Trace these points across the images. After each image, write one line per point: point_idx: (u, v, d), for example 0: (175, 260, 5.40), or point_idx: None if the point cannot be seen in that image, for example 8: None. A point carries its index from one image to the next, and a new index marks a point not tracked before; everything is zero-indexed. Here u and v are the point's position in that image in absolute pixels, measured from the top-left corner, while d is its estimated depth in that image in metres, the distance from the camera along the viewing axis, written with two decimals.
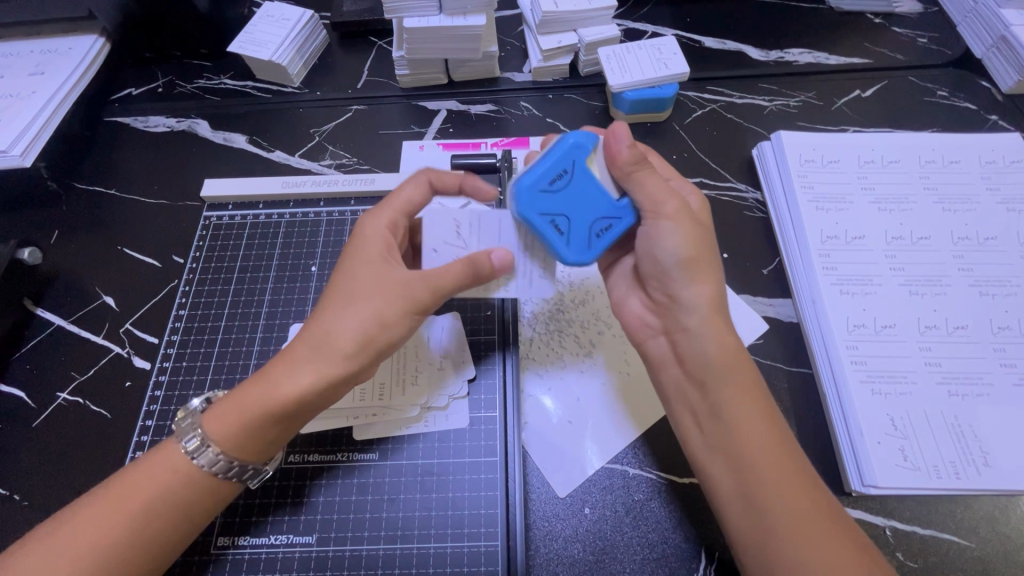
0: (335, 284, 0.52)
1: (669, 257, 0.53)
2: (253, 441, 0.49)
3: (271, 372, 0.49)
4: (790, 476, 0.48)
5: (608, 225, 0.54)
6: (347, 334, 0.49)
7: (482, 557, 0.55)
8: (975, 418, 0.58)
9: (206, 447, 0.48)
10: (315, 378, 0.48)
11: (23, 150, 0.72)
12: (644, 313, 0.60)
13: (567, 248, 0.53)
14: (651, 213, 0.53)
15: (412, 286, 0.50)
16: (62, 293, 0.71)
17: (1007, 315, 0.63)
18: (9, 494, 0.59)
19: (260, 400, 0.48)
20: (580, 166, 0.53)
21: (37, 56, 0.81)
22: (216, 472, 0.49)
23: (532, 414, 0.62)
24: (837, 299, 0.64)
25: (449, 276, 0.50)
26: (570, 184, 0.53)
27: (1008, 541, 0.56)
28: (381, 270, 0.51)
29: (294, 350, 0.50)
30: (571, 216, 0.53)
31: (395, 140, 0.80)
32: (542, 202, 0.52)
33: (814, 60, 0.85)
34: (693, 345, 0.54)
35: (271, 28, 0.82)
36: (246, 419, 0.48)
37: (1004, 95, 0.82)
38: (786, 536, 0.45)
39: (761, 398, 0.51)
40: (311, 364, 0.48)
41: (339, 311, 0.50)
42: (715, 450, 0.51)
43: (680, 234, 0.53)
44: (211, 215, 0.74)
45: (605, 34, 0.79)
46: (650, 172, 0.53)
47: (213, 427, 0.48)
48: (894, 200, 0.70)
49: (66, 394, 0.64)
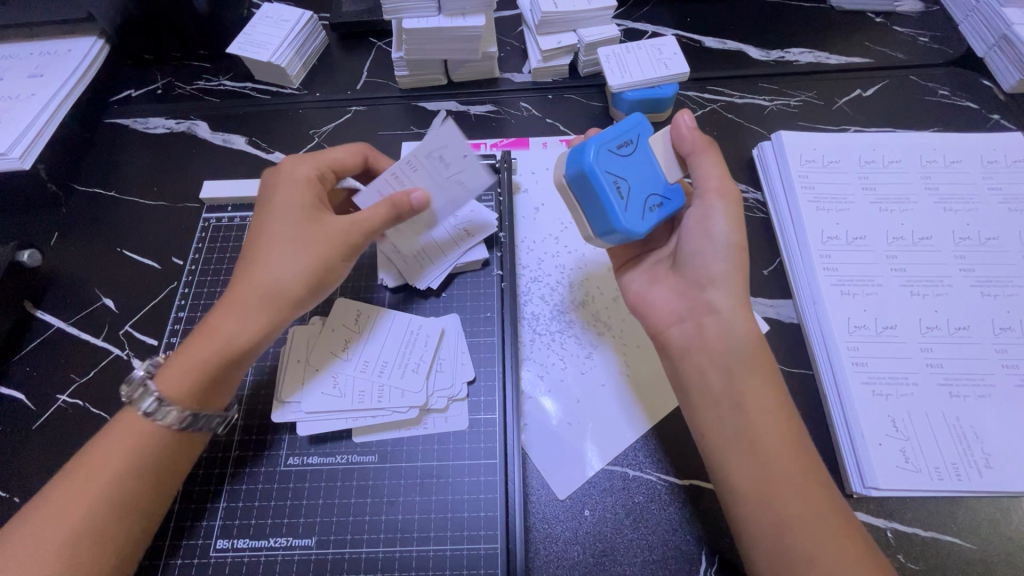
0: (274, 242, 0.56)
1: (718, 236, 0.55)
2: (209, 389, 0.54)
3: (214, 322, 0.54)
4: (805, 465, 0.48)
5: (659, 202, 0.55)
6: (284, 280, 0.55)
7: (481, 560, 0.55)
8: (976, 419, 0.58)
9: (167, 407, 0.52)
10: (264, 326, 0.55)
11: (22, 153, 0.72)
12: (672, 299, 0.59)
13: (624, 212, 0.52)
14: (711, 190, 0.56)
15: (341, 235, 0.57)
16: (63, 295, 0.71)
17: (1010, 316, 0.63)
18: (9, 497, 0.59)
19: (207, 347, 0.53)
20: (643, 142, 0.56)
21: (37, 58, 0.81)
22: (176, 425, 0.52)
23: (533, 415, 0.62)
24: (837, 300, 0.64)
25: (377, 220, 0.57)
26: (632, 155, 0.55)
27: (1010, 543, 0.55)
28: (309, 220, 0.57)
29: (236, 305, 0.54)
30: (629, 185, 0.54)
31: (395, 141, 0.80)
32: (609, 161, 0.52)
33: (815, 59, 0.85)
34: (723, 328, 0.54)
35: (270, 29, 0.82)
36: (197, 366, 0.53)
37: (1006, 94, 0.82)
38: (799, 525, 0.46)
39: (779, 387, 0.52)
40: (260, 315, 0.54)
41: (276, 265, 0.55)
42: (732, 439, 0.50)
43: (732, 216, 0.55)
44: (210, 216, 0.74)
45: (605, 35, 0.78)
46: (720, 154, 0.56)
47: (168, 382, 0.52)
48: (895, 200, 0.70)
49: (66, 397, 0.64)
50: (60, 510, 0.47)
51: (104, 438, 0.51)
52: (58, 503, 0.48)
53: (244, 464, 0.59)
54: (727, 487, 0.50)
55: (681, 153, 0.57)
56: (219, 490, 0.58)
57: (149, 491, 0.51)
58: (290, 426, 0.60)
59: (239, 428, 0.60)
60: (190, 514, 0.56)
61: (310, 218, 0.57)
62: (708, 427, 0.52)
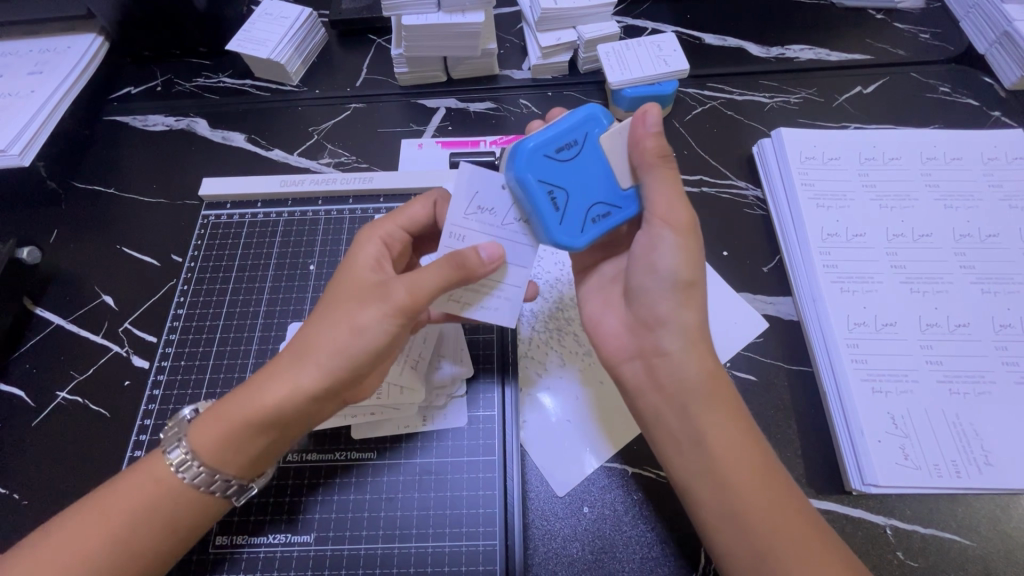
0: (330, 295, 0.52)
1: (665, 272, 0.52)
2: (235, 453, 0.49)
3: (254, 383, 0.49)
4: (777, 499, 0.47)
5: (605, 212, 0.52)
6: (324, 339, 0.49)
7: (480, 556, 0.55)
8: (976, 417, 0.58)
9: (192, 463, 0.48)
10: (293, 390, 0.48)
11: (22, 150, 0.72)
12: (622, 332, 0.57)
13: (559, 226, 0.50)
14: (656, 218, 0.51)
15: (392, 288, 0.49)
16: (62, 292, 0.71)
17: (1009, 313, 0.63)
18: (8, 493, 0.59)
19: (241, 409, 0.48)
20: (591, 140, 0.51)
21: (36, 55, 0.81)
22: (201, 488, 0.49)
23: (532, 413, 0.62)
24: (836, 297, 0.64)
25: (431, 273, 0.48)
26: (575, 157, 0.51)
27: (1010, 539, 0.55)
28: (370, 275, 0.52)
29: (279, 364, 0.49)
30: (569, 191, 0.50)
31: (394, 138, 0.80)
32: (544, 169, 0.49)
33: (815, 56, 0.85)
34: (674, 370, 0.52)
35: (270, 25, 0.81)
36: (228, 429, 0.48)
37: (1007, 91, 0.81)
38: (770, 564, 0.45)
39: (742, 418, 0.50)
40: (291, 374, 0.48)
41: (323, 318, 0.50)
42: (697, 478, 0.49)
43: (681, 251, 0.51)
44: (209, 214, 0.74)
45: (605, 31, 0.78)
46: (671, 174, 0.51)
47: (199, 440, 0.48)
48: (895, 197, 0.70)
49: (66, 394, 0.64)
50: (65, 549, 0.46)
51: (128, 477, 0.49)
52: (72, 536, 0.46)
53: None
54: (700, 521, 0.49)
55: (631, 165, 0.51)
56: None
57: (154, 550, 0.48)
58: None
59: None
60: None
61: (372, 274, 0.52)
62: (672, 463, 0.52)
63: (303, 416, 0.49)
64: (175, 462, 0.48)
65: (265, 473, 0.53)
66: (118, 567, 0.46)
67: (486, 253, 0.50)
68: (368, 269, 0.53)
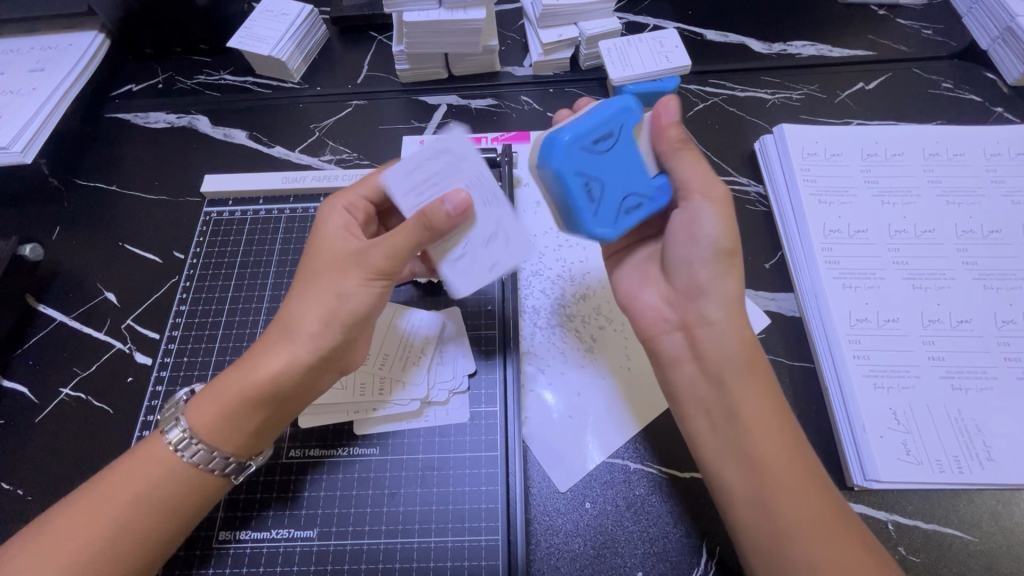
0: (311, 271, 0.52)
1: (707, 242, 0.52)
2: (235, 428, 0.49)
3: (246, 360, 0.50)
4: (803, 475, 0.47)
5: (638, 202, 0.53)
6: (311, 311, 0.50)
7: (482, 551, 0.55)
8: (978, 412, 0.58)
9: (191, 441, 0.49)
10: (289, 361, 0.49)
11: (23, 147, 0.72)
12: (660, 306, 0.57)
13: (595, 218, 0.51)
14: (693, 194, 0.52)
15: (371, 256, 0.50)
16: (64, 289, 0.71)
17: (1012, 309, 0.63)
18: (12, 488, 0.59)
19: (236, 385, 0.49)
20: (626, 131, 0.51)
21: (37, 53, 0.81)
22: (200, 465, 0.49)
23: (534, 407, 0.62)
24: (839, 292, 0.64)
25: (406, 235, 0.49)
26: (612, 147, 0.51)
27: (1012, 535, 0.55)
28: (343, 247, 0.53)
29: (269, 341, 0.50)
30: (605, 183, 0.51)
31: (395, 135, 0.80)
32: (581, 159, 0.49)
33: (817, 52, 0.84)
34: (716, 340, 0.52)
35: (271, 22, 0.81)
36: (226, 405, 0.49)
37: (1010, 87, 0.81)
38: (795, 535, 0.45)
39: (775, 393, 0.50)
40: (285, 347, 0.49)
41: (307, 292, 0.51)
42: (726, 449, 0.49)
43: (721, 220, 0.52)
44: (211, 210, 0.74)
45: (606, 28, 0.78)
46: (697, 152, 0.53)
47: (196, 419, 0.49)
48: (897, 193, 0.70)
49: (68, 390, 0.65)
50: (68, 532, 0.46)
51: (129, 460, 0.49)
52: (76, 522, 0.46)
53: None
54: (723, 495, 0.49)
55: (661, 150, 0.53)
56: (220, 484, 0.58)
57: (156, 529, 0.48)
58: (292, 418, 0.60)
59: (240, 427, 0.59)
60: None
61: (346, 245, 0.53)
62: (701, 435, 0.52)
63: (297, 388, 0.50)
64: (172, 441, 0.49)
65: (264, 451, 0.53)
66: (119, 549, 0.46)
67: (452, 202, 0.49)
68: (342, 240, 0.53)
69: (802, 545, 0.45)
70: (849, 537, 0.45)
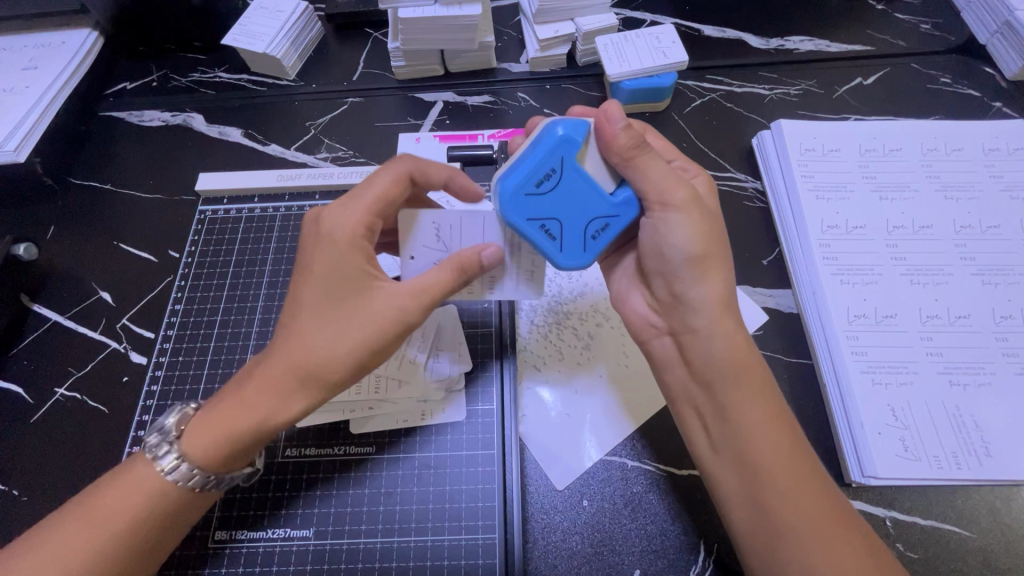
0: (315, 293, 0.48)
1: (677, 252, 0.51)
2: (232, 455, 0.48)
3: (254, 398, 0.47)
4: (799, 481, 0.47)
5: (603, 224, 0.51)
6: (333, 358, 0.47)
7: (480, 550, 0.55)
8: (976, 408, 0.58)
9: (194, 474, 0.48)
10: (301, 405, 0.47)
11: (17, 146, 0.71)
12: (647, 312, 0.58)
13: (561, 253, 0.51)
14: (656, 203, 0.51)
15: (403, 307, 0.48)
16: (59, 288, 0.71)
17: (1010, 304, 0.63)
18: (8, 489, 0.59)
19: (247, 428, 0.47)
20: (569, 161, 0.49)
21: (30, 51, 0.81)
22: (203, 487, 0.49)
23: (531, 405, 0.62)
24: (836, 289, 0.64)
25: (442, 289, 0.49)
26: (560, 183, 0.49)
27: (1008, 530, 0.55)
28: (373, 284, 0.48)
29: (277, 377, 0.47)
30: (563, 218, 0.50)
31: (391, 133, 0.80)
32: (531, 207, 0.49)
33: (815, 47, 0.84)
34: (703, 347, 0.51)
35: (266, 19, 0.81)
36: (234, 446, 0.47)
37: (1008, 82, 0.81)
38: (790, 542, 0.45)
39: (772, 398, 0.50)
40: (299, 391, 0.47)
41: (328, 330, 0.47)
42: (720, 452, 0.50)
43: (690, 226, 0.50)
44: (206, 209, 0.74)
45: (603, 24, 0.78)
46: (650, 158, 0.50)
47: (201, 457, 0.47)
48: (895, 188, 0.70)
49: (64, 390, 0.64)
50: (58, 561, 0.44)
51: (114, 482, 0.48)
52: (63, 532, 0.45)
53: None
54: (720, 499, 0.50)
55: (612, 164, 0.50)
56: None
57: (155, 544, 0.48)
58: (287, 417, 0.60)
59: None
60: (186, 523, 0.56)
61: (377, 285, 0.49)
62: (697, 437, 0.52)
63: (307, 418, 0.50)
64: (167, 473, 0.47)
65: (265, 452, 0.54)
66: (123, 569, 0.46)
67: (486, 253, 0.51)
68: (367, 270, 0.49)
69: (799, 554, 0.45)
70: (848, 540, 0.45)
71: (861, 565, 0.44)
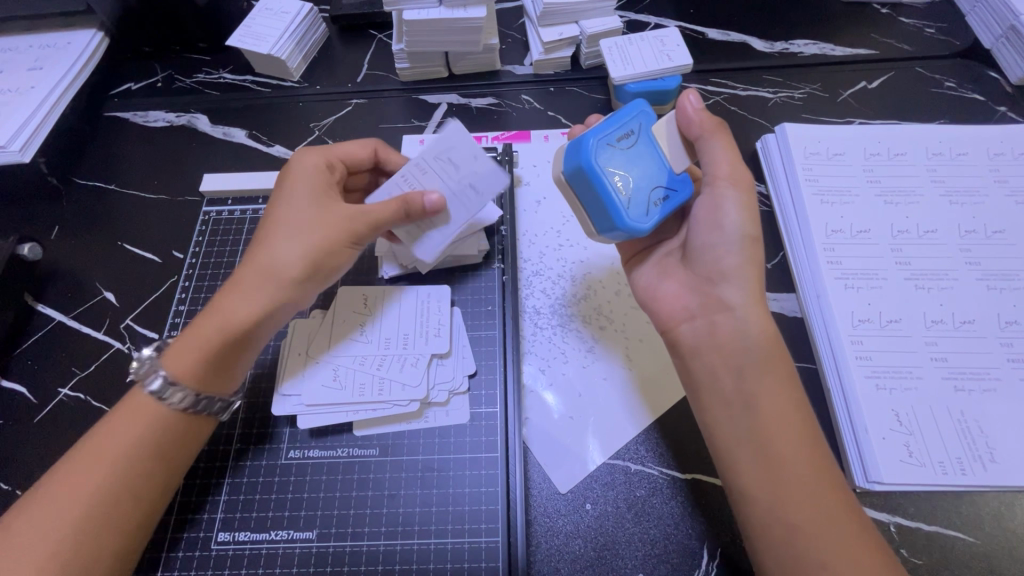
0: (270, 220, 0.58)
1: (731, 230, 0.54)
2: (217, 365, 0.53)
3: (221, 303, 0.55)
4: (818, 471, 0.47)
5: (664, 195, 0.53)
6: (293, 258, 0.55)
7: (483, 553, 0.54)
8: (981, 414, 0.58)
9: (176, 389, 0.52)
10: (265, 302, 0.55)
11: (22, 146, 0.71)
12: (680, 297, 0.58)
13: (629, 210, 0.51)
14: (720, 180, 0.55)
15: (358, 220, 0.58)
16: (63, 289, 0.71)
17: (1016, 309, 0.62)
18: (10, 489, 0.59)
19: (217, 330, 0.53)
20: (645, 131, 0.55)
21: (36, 51, 0.81)
22: (188, 409, 0.52)
23: (534, 408, 0.62)
24: (841, 293, 0.64)
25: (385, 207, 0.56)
26: (633, 147, 0.53)
27: (1014, 537, 0.55)
28: (321, 200, 0.59)
29: (242, 284, 0.55)
30: (632, 177, 0.52)
31: (395, 135, 0.80)
32: (608, 158, 0.52)
33: (819, 51, 0.84)
34: (737, 328, 0.52)
35: (270, 20, 0.81)
36: (204, 352, 0.53)
37: (1013, 86, 0.80)
38: (808, 532, 0.45)
39: (796, 388, 0.51)
40: (262, 290, 0.55)
41: (286, 239, 0.56)
42: (742, 439, 0.50)
43: (744, 208, 0.54)
44: (211, 210, 0.74)
45: (607, 27, 0.77)
46: (728, 138, 0.55)
47: (177, 368, 0.52)
48: (900, 193, 0.69)
49: (67, 390, 0.64)
50: (35, 523, 0.46)
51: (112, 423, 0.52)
52: (77, 479, 0.48)
53: (244, 457, 0.58)
54: (737, 490, 0.49)
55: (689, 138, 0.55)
56: (220, 483, 0.57)
57: (117, 518, 0.48)
58: (291, 418, 0.60)
59: (238, 435, 0.59)
60: (186, 527, 0.56)
61: (323, 200, 0.59)
62: (719, 427, 0.52)
63: (268, 329, 0.56)
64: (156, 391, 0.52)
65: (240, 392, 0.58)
66: (79, 540, 0.47)
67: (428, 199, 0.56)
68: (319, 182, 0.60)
69: (818, 545, 0.44)
70: (863, 536, 0.45)
71: (878, 560, 0.44)
